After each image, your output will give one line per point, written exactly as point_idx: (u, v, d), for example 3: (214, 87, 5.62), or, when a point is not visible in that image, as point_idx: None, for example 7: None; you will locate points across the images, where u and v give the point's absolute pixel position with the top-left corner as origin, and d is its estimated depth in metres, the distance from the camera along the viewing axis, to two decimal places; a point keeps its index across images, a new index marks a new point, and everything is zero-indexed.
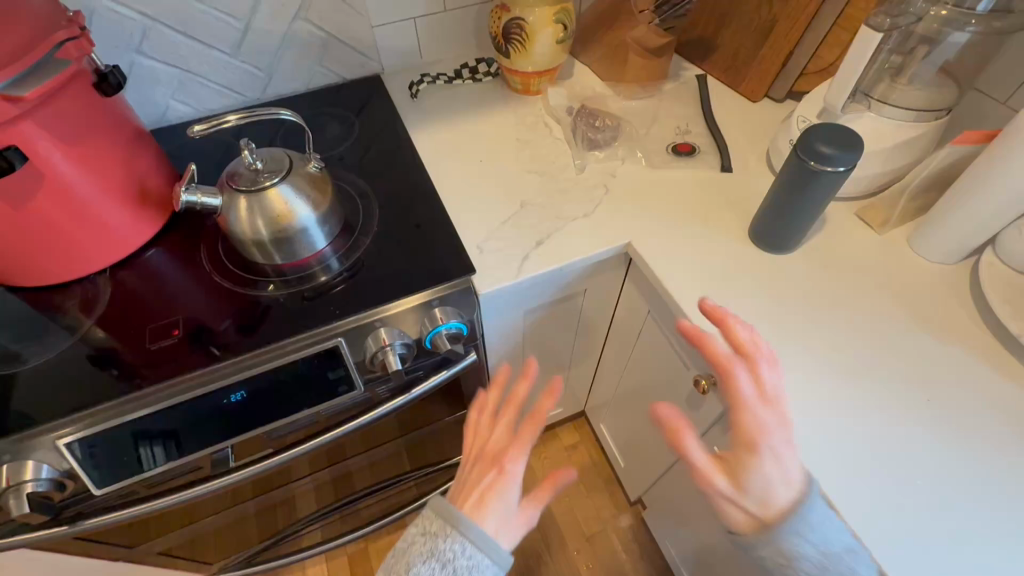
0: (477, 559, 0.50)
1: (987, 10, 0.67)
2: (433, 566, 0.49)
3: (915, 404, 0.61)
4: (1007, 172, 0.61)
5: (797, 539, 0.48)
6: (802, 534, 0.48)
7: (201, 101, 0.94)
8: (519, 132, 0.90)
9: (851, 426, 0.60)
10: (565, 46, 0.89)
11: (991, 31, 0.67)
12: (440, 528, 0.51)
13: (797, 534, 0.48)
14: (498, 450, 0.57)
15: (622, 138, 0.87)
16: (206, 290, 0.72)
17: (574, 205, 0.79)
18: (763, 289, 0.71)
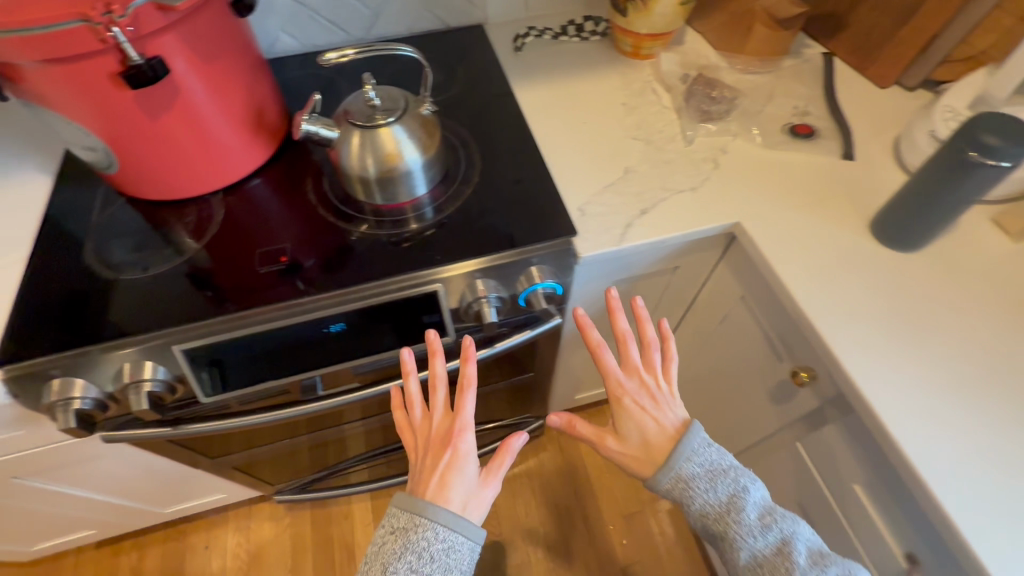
0: (452, 540, 0.50)
1: None
2: (410, 558, 0.49)
3: None
4: None
5: (687, 461, 0.54)
6: (687, 453, 0.54)
7: (309, 36, 0.95)
8: (625, 97, 0.87)
9: (967, 442, 0.57)
10: (686, 9, 0.84)
11: None
12: (409, 519, 0.50)
13: (683, 455, 0.54)
14: (441, 430, 0.56)
15: (737, 113, 0.82)
16: (307, 223, 0.73)
17: (682, 177, 0.76)
18: (880, 286, 0.67)
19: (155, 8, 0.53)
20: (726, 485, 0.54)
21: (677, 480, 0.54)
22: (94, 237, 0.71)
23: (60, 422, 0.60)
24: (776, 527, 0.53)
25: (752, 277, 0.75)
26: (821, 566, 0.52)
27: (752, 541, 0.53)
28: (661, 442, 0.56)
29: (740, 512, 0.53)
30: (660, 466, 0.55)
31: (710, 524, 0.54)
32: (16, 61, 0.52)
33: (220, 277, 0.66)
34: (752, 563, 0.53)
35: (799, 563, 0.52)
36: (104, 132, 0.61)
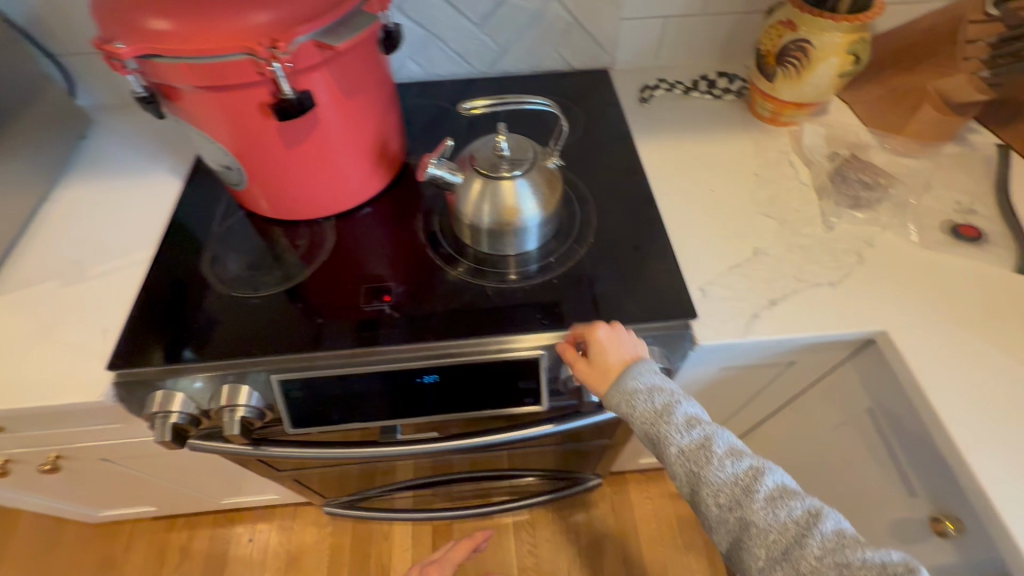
0: None
1: None
2: None
3: None
4: None
5: (635, 377, 0.55)
6: (631, 370, 0.56)
7: (434, 66, 0.95)
8: (759, 167, 0.80)
9: None
10: (844, 80, 0.76)
11: None
12: None
13: (630, 370, 0.56)
14: None
15: (889, 202, 0.74)
16: (412, 260, 0.72)
17: (821, 269, 0.68)
18: None
19: (314, 46, 0.53)
20: (654, 390, 0.55)
21: (623, 397, 0.55)
22: (212, 248, 0.73)
23: (157, 434, 0.60)
24: (700, 424, 0.53)
25: (889, 391, 0.66)
26: (736, 454, 0.52)
27: (679, 439, 0.53)
28: (609, 364, 0.57)
29: (672, 416, 0.53)
30: (609, 384, 0.56)
31: (644, 428, 0.54)
32: (176, 84, 0.54)
33: (325, 303, 0.67)
34: (678, 456, 0.52)
35: (720, 454, 0.52)
36: (242, 153, 0.62)
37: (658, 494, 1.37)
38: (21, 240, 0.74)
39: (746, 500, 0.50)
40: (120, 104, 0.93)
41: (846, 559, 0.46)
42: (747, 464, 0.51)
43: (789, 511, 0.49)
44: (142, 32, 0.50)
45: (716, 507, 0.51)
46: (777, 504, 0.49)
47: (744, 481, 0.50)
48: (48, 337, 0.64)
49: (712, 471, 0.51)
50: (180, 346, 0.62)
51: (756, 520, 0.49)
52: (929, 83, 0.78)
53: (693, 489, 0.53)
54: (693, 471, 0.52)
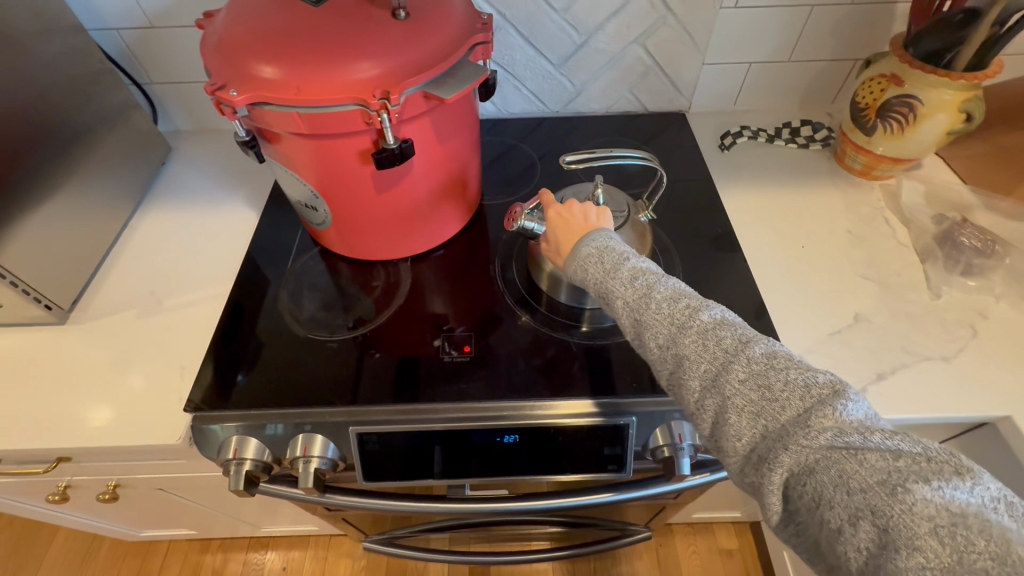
0: None
1: None
2: None
3: None
4: None
5: (589, 241, 0.52)
6: (586, 239, 0.52)
7: (508, 104, 0.94)
8: (853, 224, 0.76)
9: None
10: (951, 137, 0.72)
11: None
12: None
13: (586, 238, 0.53)
14: None
15: (1001, 269, 0.69)
16: (489, 307, 0.70)
17: (931, 341, 0.63)
18: None
19: (422, 96, 0.52)
20: (606, 250, 0.51)
21: (577, 263, 0.52)
22: (288, 286, 0.72)
23: (230, 481, 0.59)
24: (646, 275, 0.47)
25: (1010, 480, 0.60)
26: (676, 294, 0.45)
27: (621, 288, 0.47)
28: (574, 233, 0.55)
29: (618, 270, 0.48)
30: (568, 256, 0.54)
31: (593, 286, 0.50)
32: (278, 131, 0.53)
33: (386, 335, 0.67)
34: (622, 306, 0.47)
35: (658, 294, 0.45)
36: (330, 197, 0.61)
37: (706, 548, 1.31)
38: (102, 267, 0.74)
39: (680, 335, 0.43)
40: (197, 131, 0.94)
41: (774, 384, 0.38)
42: (686, 302, 0.44)
43: (718, 339, 0.41)
44: (254, 80, 0.50)
45: (652, 353, 0.45)
46: (708, 334, 0.42)
47: (679, 317, 0.43)
48: (127, 371, 0.63)
49: (647, 310, 0.45)
50: (231, 369, 0.63)
51: (689, 353, 0.42)
52: None
53: (636, 339, 0.47)
54: (635, 318, 0.46)
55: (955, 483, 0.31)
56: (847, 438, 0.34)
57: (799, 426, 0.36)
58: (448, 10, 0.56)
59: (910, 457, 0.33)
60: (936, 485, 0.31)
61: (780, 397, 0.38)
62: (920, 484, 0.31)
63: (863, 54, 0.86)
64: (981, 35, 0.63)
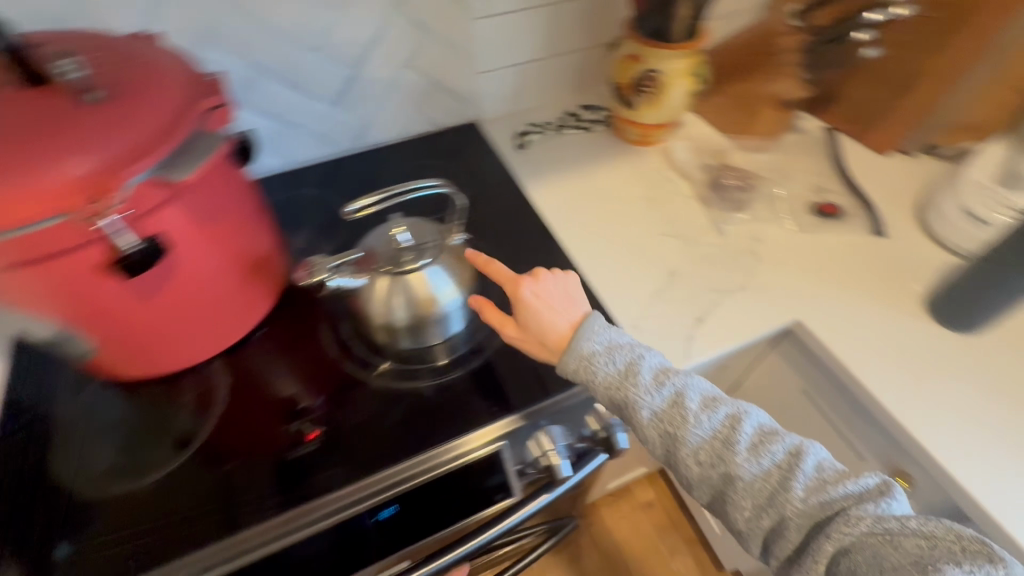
0: None
1: None
2: None
3: None
4: None
5: (589, 341, 0.51)
6: (579, 336, 0.51)
7: (294, 153, 0.86)
8: (645, 189, 0.84)
9: None
10: (694, 98, 0.83)
11: None
12: None
13: (578, 337, 0.51)
14: None
15: (759, 198, 0.81)
16: (329, 379, 0.64)
17: (728, 273, 0.73)
18: (973, 387, 0.62)
19: (154, 183, 0.45)
20: (621, 355, 0.50)
21: (580, 362, 0.51)
22: (71, 443, 0.59)
23: None
24: (676, 383, 0.49)
25: (814, 369, 0.71)
26: (720, 408, 0.48)
27: (651, 405, 0.48)
28: (557, 320, 0.53)
29: (636, 375, 0.49)
30: (566, 356, 0.51)
31: (614, 404, 0.50)
32: None
33: (214, 451, 0.58)
34: (659, 428, 0.48)
35: (696, 411, 0.48)
36: (83, 324, 0.50)
37: (629, 508, 1.38)
38: None
39: (725, 452, 0.46)
40: None
41: (828, 497, 0.43)
42: (726, 415, 0.48)
43: (767, 454, 0.46)
44: None
45: (690, 462, 0.48)
46: (754, 449, 0.46)
47: (722, 433, 0.47)
48: None
49: (688, 428, 0.48)
50: (24, 559, 0.51)
51: (738, 471, 0.46)
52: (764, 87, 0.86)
53: (672, 457, 0.49)
54: (673, 439, 0.48)
55: (987, 568, 0.37)
56: (885, 526, 0.40)
57: (848, 525, 0.41)
58: (161, 79, 0.48)
59: (944, 540, 0.39)
60: (967, 568, 0.37)
61: (833, 506, 0.43)
62: (952, 565, 0.38)
63: (610, 37, 0.95)
64: None
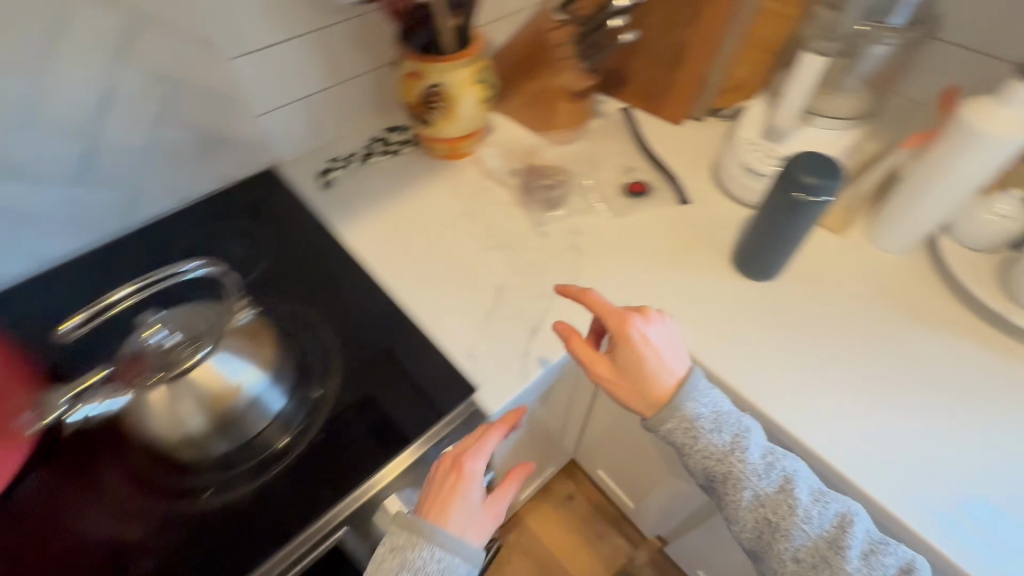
0: None
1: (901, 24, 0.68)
2: None
3: (936, 403, 0.62)
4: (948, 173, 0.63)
5: (693, 403, 0.56)
6: (685, 399, 0.56)
7: (48, 247, 0.73)
8: (464, 204, 0.81)
9: (911, 447, 0.59)
10: (489, 104, 0.81)
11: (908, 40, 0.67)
12: None
13: (684, 399, 0.56)
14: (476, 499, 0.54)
15: (574, 191, 0.82)
16: (121, 518, 0.53)
17: (555, 275, 0.72)
18: (783, 331, 0.67)
19: None
20: (735, 439, 0.56)
21: (680, 423, 0.56)
22: None
23: None
24: (784, 472, 0.55)
25: None
26: (827, 506, 0.54)
27: (759, 488, 0.54)
28: (639, 371, 0.57)
29: (740, 455, 0.55)
30: (664, 413, 0.56)
31: (720, 480, 0.56)
32: None
33: None
34: (756, 510, 0.55)
35: (806, 504, 0.53)
36: None
37: (553, 506, 1.37)
38: None
39: (830, 550, 0.52)
40: None
41: None
42: (836, 515, 0.53)
43: (868, 560, 0.51)
44: None
45: (785, 554, 0.54)
46: (866, 558, 0.51)
47: (831, 536, 0.53)
48: None
49: (783, 515, 0.53)
50: None
51: (836, 566, 0.52)
52: (552, 84, 0.84)
53: (762, 536, 0.55)
54: (765, 523, 0.54)
55: None
56: None
57: None
58: None
59: None
60: None
61: None
62: None
63: None
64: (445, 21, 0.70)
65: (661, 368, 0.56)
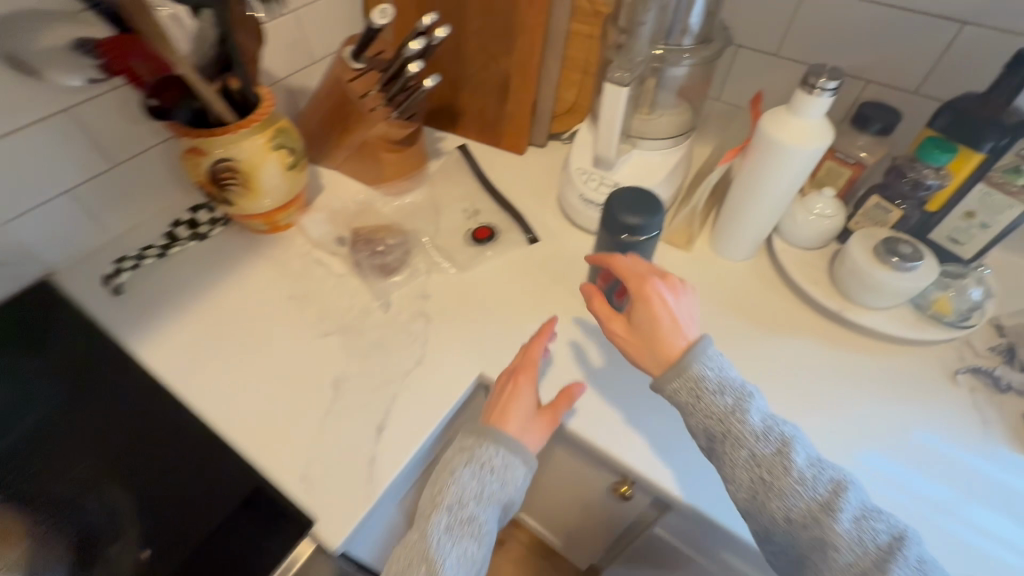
0: None
1: (693, 41, 0.65)
2: None
3: (847, 402, 0.61)
4: (765, 182, 0.63)
5: (701, 364, 0.48)
6: (695, 354, 0.49)
7: None
8: (291, 286, 0.71)
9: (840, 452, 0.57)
10: (300, 169, 0.71)
11: (703, 60, 0.65)
12: None
13: (694, 353, 0.49)
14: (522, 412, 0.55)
15: (413, 250, 0.74)
16: None
17: (401, 353, 0.65)
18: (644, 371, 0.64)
19: None
20: (742, 391, 0.49)
21: (683, 379, 0.49)
22: None
23: None
24: (785, 438, 0.47)
25: None
26: (824, 474, 0.46)
27: (754, 446, 0.46)
28: (659, 328, 0.51)
29: (744, 414, 0.47)
30: (669, 368, 0.49)
31: (713, 436, 0.48)
32: None
33: None
34: (751, 468, 0.46)
35: (803, 470, 0.46)
36: None
37: None
38: None
39: (824, 521, 0.44)
40: None
41: None
42: (832, 483, 0.46)
43: (869, 535, 0.43)
44: None
45: (775, 516, 0.46)
46: (862, 530, 0.43)
47: (826, 504, 0.44)
48: None
49: (778, 479, 0.45)
50: None
51: (832, 539, 0.43)
52: (367, 135, 0.74)
53: (751, 500, 0.47)
54: (759, 483, 0.46)
55: None
56: None
57: None
58: None
59: None
60: None
61: None
62: None
63: None
64: (209, 92, 0.59)
65: (684, 318, 0.52)
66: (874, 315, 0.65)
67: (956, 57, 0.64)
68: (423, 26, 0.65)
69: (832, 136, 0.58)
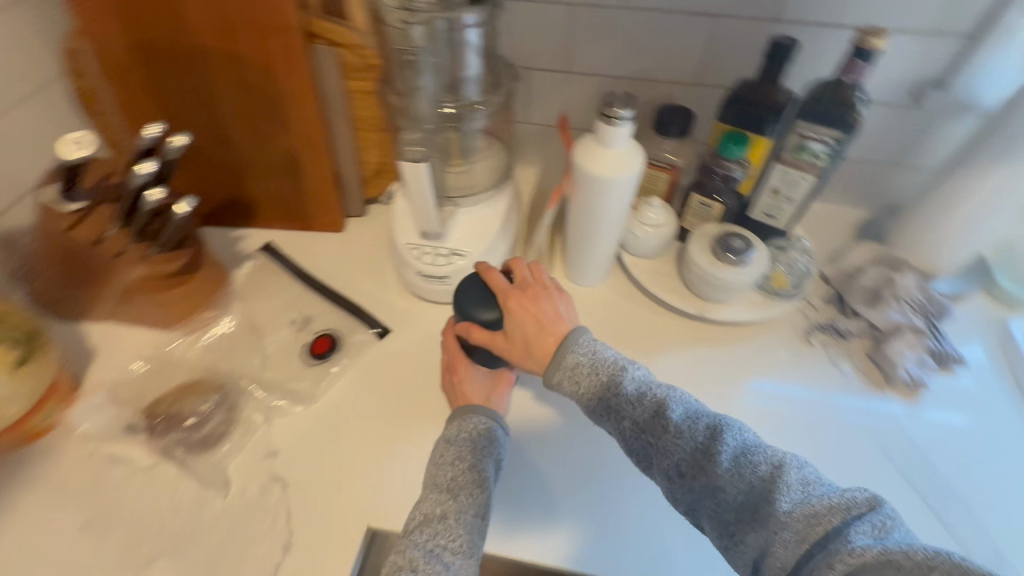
0: None
1: (479, 93, 0.62)
2: None
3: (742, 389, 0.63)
4: (592, 216, 0.61)
5: (575, 352, 0.48)
6: (572, 343, 0.48)
7: None
8: (81, 508, 0.53)
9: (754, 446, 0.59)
10: (43, 354, 0.53)
11: (497, 106, 0.64)
12: None
13: (569, 343, 0.48)
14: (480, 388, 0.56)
15: (240, 400, 0.60)
16: None
17: (261, 542, 0.51)
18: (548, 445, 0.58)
19: None
20: (613, 361, 0.47)
21: (563, 369, 0.48)
22: None
23: None
24: (660, 393, 0.45)
25: None
26: (699, 418, 0.43)
27: (633, 414, 0.45)
28: (529, 330, 0.51)
29: (618, 384, 0.46)
30: (551, 364, 0.49)
31: (600, 412, 0.46)
32: None
33: None
34: (637, 433, 0.44)
35: (683, 422, 0.43)
36: None
37: None
38: None
39: (710, 465, 0.41)
40: None
41: (813, 508, 0.37)
42: (707, 424, 0.43)
43: (753, 468, 0.40)
44: None
45: (671, 476, 0.43)
46: (744, 465, 0.40)
47: (705, 446, 0.42)
48: None
49: (661, 436, 0.43)
50: None
51: (722, 483, 0.40)
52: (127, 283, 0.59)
53: (653, 466, 0.45)
54: (651, 447, 0.44)
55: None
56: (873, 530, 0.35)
57: (830, 538, 0.35)
58: None
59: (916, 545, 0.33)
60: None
61: (818, 520, 0.36)
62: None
63: None
64: None
65: (552, 319, 0.51)
66: (731, 308, 0.68)
67: (721, 48, 0.67)
68: (145, 141, 0.51)
69: (643, 158, 0.56)
